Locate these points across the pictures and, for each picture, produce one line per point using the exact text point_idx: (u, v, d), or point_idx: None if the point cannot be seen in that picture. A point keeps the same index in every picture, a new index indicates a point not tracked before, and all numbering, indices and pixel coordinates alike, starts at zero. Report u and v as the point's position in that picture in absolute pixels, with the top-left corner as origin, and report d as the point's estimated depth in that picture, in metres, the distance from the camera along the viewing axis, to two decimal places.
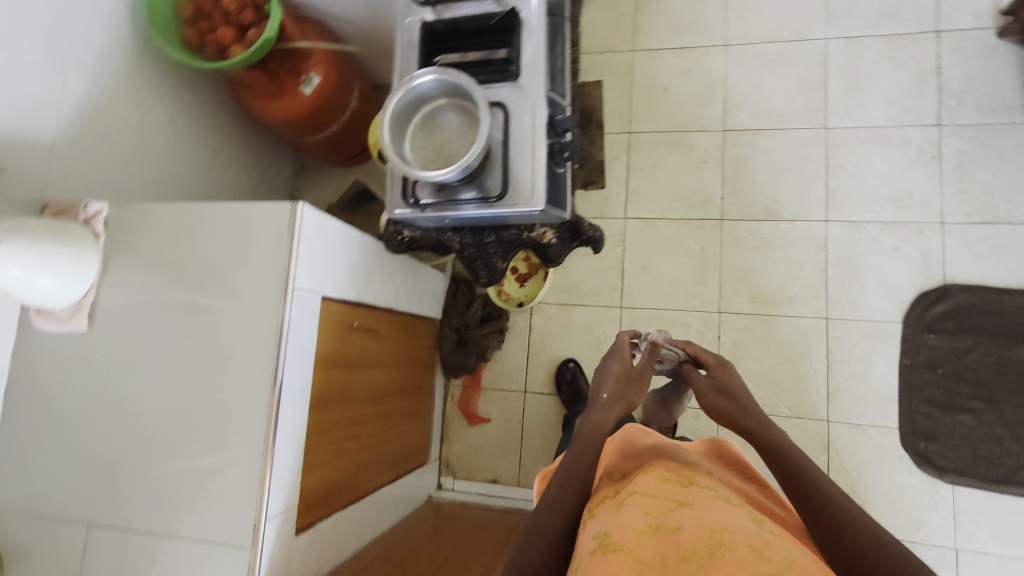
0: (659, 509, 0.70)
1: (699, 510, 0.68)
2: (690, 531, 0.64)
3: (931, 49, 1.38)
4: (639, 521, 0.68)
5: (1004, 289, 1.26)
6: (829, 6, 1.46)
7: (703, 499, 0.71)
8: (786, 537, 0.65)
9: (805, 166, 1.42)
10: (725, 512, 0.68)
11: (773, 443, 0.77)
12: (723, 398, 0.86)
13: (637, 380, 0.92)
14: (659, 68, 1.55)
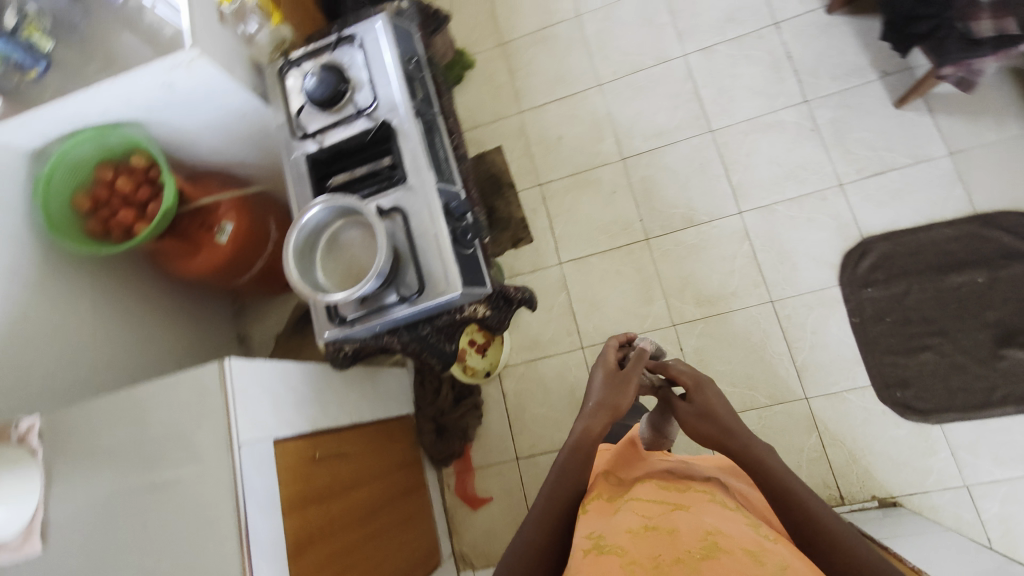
0: (655, 512, 0.70)
1: (694, 514, 0.68)
2: (685, 532, 0.64)
3: (776, 39, 1.52)
4: (633, 523, 0.68)
5: (915, 228, 1.33)
6: (677, 27, 1.60)
7: (699, 504, 0.71)
8: (783, 544, 0.64)
9: (705, 169, 1.51)
10: (721, 517, 0.67)
11: (757, 457, 0.77)
12: (703, 418, 0.86)
13: (621, 384, 0.91)
14: (548, 121, 1.65)
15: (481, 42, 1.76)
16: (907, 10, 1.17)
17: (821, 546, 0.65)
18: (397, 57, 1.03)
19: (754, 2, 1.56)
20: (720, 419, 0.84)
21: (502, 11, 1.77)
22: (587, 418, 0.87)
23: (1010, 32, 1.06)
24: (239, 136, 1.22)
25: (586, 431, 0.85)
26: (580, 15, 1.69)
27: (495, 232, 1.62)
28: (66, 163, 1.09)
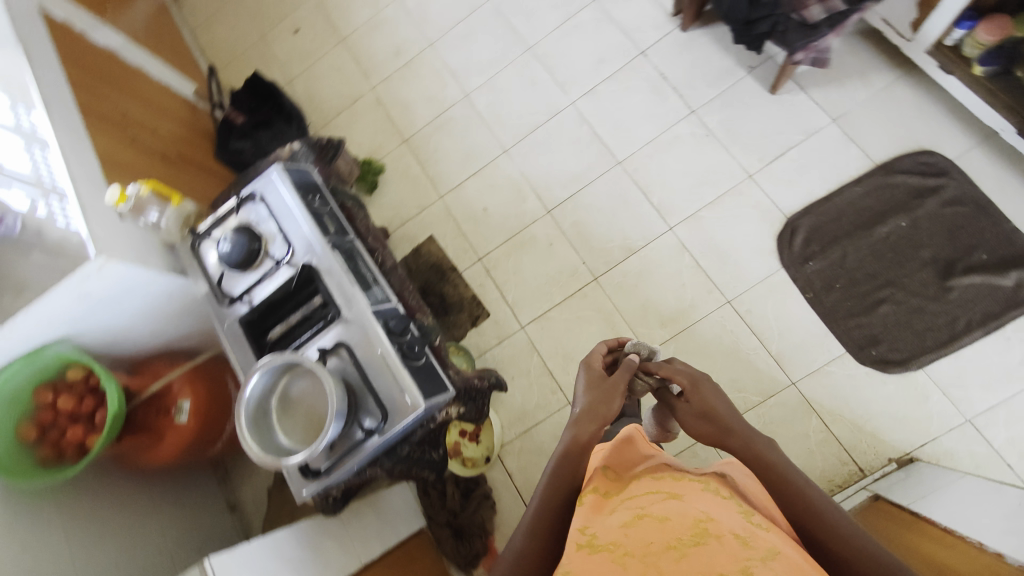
0: (648, 504, 0.68)
1: (687, 503, 0.67)
2: (676, 519, 0.63)
3: (647, 65, 1.63)
4: (625, 516, 0.66)
5: (830, 195, 1.40)
6: (558, 80, 1.70)
7: (692, 493, 0.70)
8: (775, 530, 0.64)
9: (626, 198, 1.57)
10: (713, 506, 0.67)
11: (760, 454, 0.74)
12: (700, 417, 0.82)
13: (607, 390, 0.84)
14: (469, 197, 1.71)
15: (385, 144, 1.83)
16: (744, 19, 1.28)
17: (813, 533, 0.65)
18: (300, 200, 1.06)
19: (617, 39, 1.67)
20: (721, 418, 0.79)
21: (396, 111, 1.85)
22: (574, 426, 0.80)
23: (836, 8, 1.16)
24: (172, 313, 1.21)
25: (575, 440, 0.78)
26: (467, 95, 1.78)
27: (451, 316, 1.62)
28: (3, 397, 1.05)
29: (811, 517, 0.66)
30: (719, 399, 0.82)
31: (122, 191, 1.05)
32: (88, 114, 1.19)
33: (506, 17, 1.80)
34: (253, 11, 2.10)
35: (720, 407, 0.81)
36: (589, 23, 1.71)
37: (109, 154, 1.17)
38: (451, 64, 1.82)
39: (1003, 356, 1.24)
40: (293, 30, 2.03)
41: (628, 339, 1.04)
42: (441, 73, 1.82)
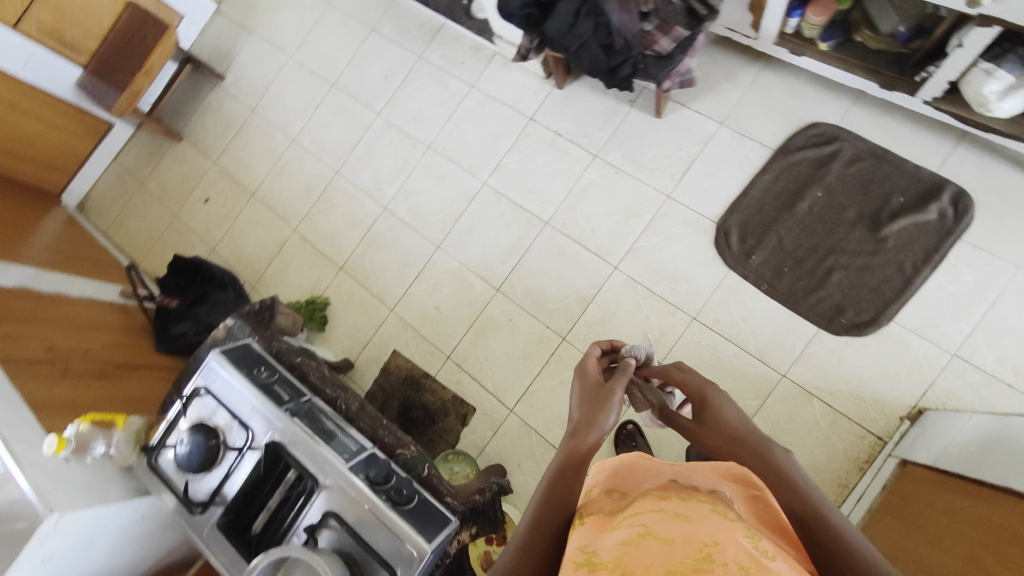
0: (650, 521, 0.61)
1: (692, 522, 0.58)
2: (680, 539, 0.56)
3: (539, 128, 1.70)
4: (626, 535, 0.59)
5: (745, 190, 1.46)
6: (464, 167, 1.76)
7: (697, 510, 0.61)
8: (785, 559, 0.56)
9: (564, 252, 1.59)
10: (722, 526, 0.58)
11: (775, 467, 0.71)
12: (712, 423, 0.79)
13: (606, 397, 0.78)
14: (418, 301, 1.70)
15: (323, 277, 1.83)
16: (607, 72, 1.37)
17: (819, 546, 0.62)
18: (245, 378, 1.03)
19: (504, 113, 1.75)
20: (732, 427, 0.77)
21: (323, 243, 1.86)
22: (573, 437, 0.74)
23: (681, 35, 1.27)
24: (150, 534, 1.14)
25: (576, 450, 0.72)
26: (385, 206, 1.82)
27: (439, 422, 1.58)
28: None
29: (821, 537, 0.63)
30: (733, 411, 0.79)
31: (60, 436, 0.99)
32: (10, 365, 1.16)
33: (397, 127, 1.87)
34: (159, 195, 2.13)
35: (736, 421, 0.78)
36: (474, 108, 1.79)
37: (40, 398, 1.13)
38: (361, 184, 1.87)
39: (960, 284, 1.26)
40: (202, 200, 2.06)
41: (625, 345, 1.00)
42: (354, 195, 1.87)
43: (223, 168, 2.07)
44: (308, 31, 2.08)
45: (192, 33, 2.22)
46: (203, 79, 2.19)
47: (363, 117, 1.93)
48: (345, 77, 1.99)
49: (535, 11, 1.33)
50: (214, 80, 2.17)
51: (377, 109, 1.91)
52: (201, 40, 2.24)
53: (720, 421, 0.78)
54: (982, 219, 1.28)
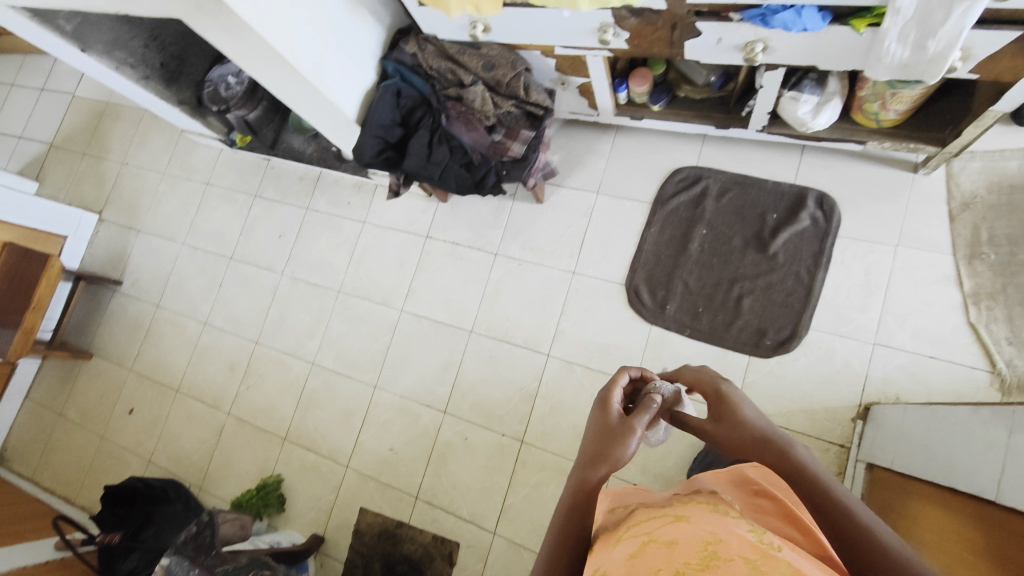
0: (653, 529, 0.57)
1: (694, 521, 0.56)
2: (685, 542, 0.53)
3: (437, 242, 1.74)
4: (631, 547, 0.55)
5: (639, 247, 1.53)
6: (378, 300, 1.76)
7: (698, 510, 0.59)
8: (792, 549, 0.53)
9: (496, 355, 1.59)
10: (723, 522, 0.56)
11: (801, 467, 0.63)
12: (731, 427, 0.69)
13: (621, 432, 0.68)
14: (371, 446, 1.65)
15: (270, 453, 1.75)
16: (478, 185, 1.42)
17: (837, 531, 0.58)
18: None
19: (401, 238, 1.79)
20: (750, 429, 0.68)
21: (261, 418, 1.79)
22: (585, 470, 0.67)
23: (528, 137, 1.35)
24: None
25: (587, 483, 0.66)
26: (313, 361, 1.78)
27: (427, 570, 1.49)
28: None
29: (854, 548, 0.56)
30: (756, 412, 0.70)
31: None
32: None
33: (303, 280, 1.87)
34: (81, 420, 2.02)
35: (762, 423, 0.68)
36: (371, 242, 1.82)
37: None
38: (283, 346, 1.84)
39: (853, 276, 1.33)
40: (127, 411, 1.97)
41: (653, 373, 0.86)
42: (280, 358, 1.83)
43: (141, 372, 2.00)
44: (194, 215, 2.10)
45: (81, 248, 2.20)
46: (101, 289, 2.15)
47: (268, 280, 1.92)
48: (241, 246, 2.00)
49: (392, 153, 1.41)
50: (112, 287, 2.13)
51: (279, 268, 1.92)
52: (91, 253, 2.22)
53: (744, 426, 0.68)
54: (849, 213, 1.37)
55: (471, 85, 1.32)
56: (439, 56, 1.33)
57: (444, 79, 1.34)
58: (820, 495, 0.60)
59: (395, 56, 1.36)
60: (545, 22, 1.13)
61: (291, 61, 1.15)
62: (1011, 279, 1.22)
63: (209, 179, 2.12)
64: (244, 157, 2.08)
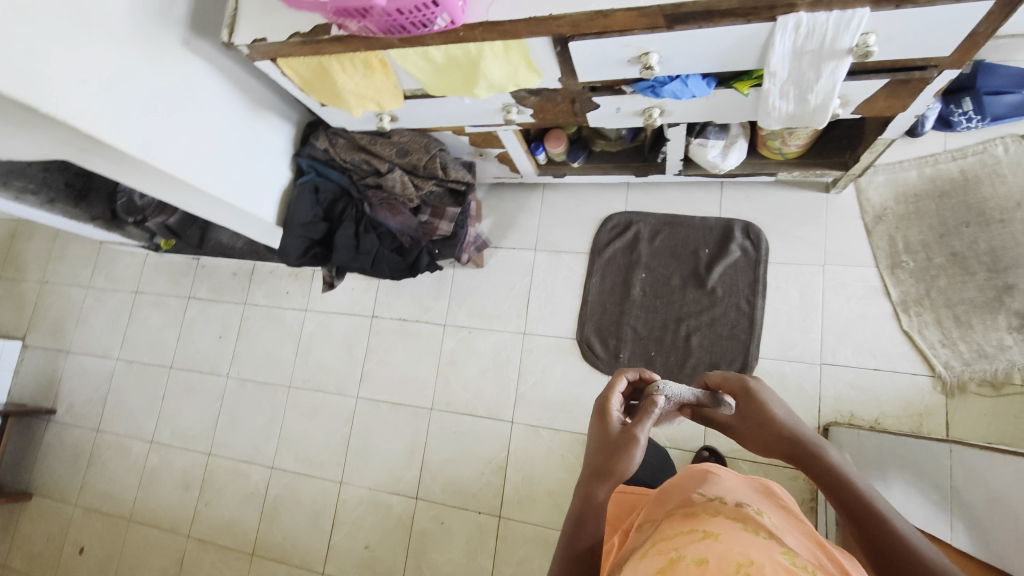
0: (681, 546, 0.59)
1: (723, 540, 0.58)
2: (714, 558, 0.54)
3: (384, 320, 1.70)
4: (656, 563, 0.57)
5: (583, 299, 1.53)
6: (332, 389, 1.70)
7: (726, 529, 0.61)
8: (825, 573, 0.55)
9: (460, 431, 1.55)
10: (752, 545, 0.57)
11: (833, 471, 0.61)
12: (760, 427, 0.68)
13: (620, 443, 0.66)
14: (346, 547, 1.57)
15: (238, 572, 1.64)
16: (412, 267, 1.39)
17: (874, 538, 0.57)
18: None
19: (346, 322, 1.74)
20: (781, 430, 0.66)
21: (224, 536, 1.69)
22: (589, 485, 0.66)
23: (454, 214, 1.34)
24: None
25: (592, 498, 0.65)
26: (273, 465, 1.70)
27: None
28: None
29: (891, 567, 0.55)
30: (789, 411, 0.68)
31: None
32: None
33: (251, 380, 1.80)
34: (26, 569, 1.86)
35: (794, 423, 0.66)
36: (316, 330, 1.77)
37: None
38: (239, 454, 1.74)
39: (790, 300, 1.37)
40: (77, 550, 1.82)
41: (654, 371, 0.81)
42: (237, 466, 1.73)
43: (87, 506, 1.86)
44: (126, 326, 2.00)
45: (5, 381, 2.05)
46: (34, 422, 2.00)
47: (214, 385, 1.83)
48: (180, 353, 1.90)
49: (320, 249, 1.38)
50: (45, 417, 1.99)
51: (224, 371, 1.83)
52: (18, 383, 2.07)
53: (772, 427, 0.66)
54: (775, 240, 1.41)
55: (388, 172, 1.30)
56: (350, 148, 1.32)
57: (360, 169, 1.32)
58: (854, 504, 0.59)
59: (307, 152, 1.34)
60: (448, 108, 1.14)
61: (217, 195, 1.17)
62: (931, 285, 1.28)
63: (137, 287, 2.02)
64: (171, 259, 2.00)
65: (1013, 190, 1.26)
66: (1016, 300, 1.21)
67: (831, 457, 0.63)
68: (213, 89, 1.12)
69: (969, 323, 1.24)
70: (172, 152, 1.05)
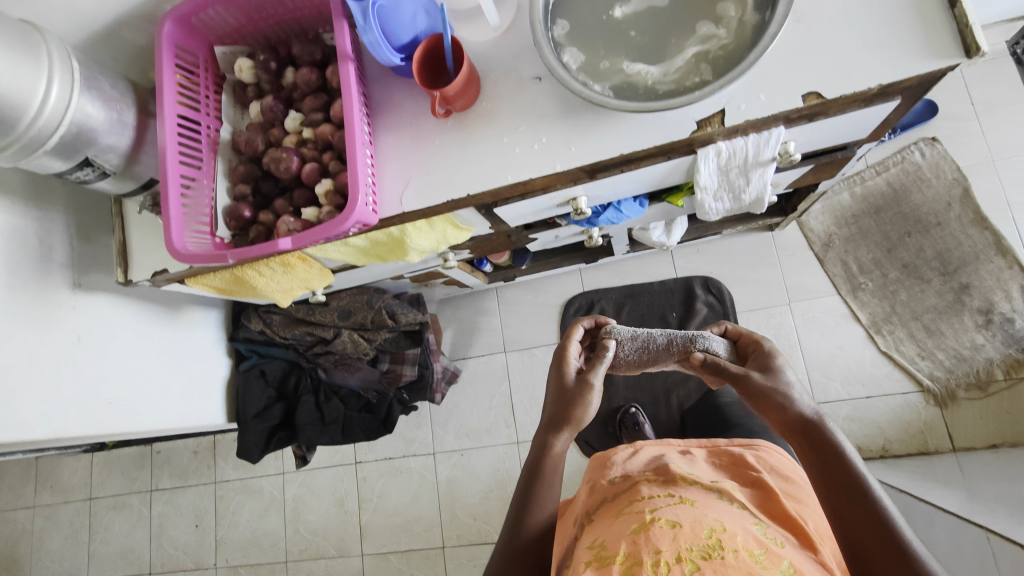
0: (657, 509, 0.70)
1: (698, 508, 0.68)
2: (688, 526, 0.64)
3: (369, 464, 1.60)
4: (633, 524, 0.67)
5: None
6: (334, 552, 1.58)
7: (703, 497, 0.72)
8: (791, 545, 0.65)
9: (480, 564, 1.46)
10: (724, 514, 0.68)
11: (839, 457, 0.59)
12: (762, 403, 0.64)
13: (572, 396, 0.71)
14: None
15: None
16: (384, 421, 1.28)
17: (862, 529, 0.56)
18: None
19: (329, 475, 1.62)
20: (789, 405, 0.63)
21: None
22: (547, 435, 0.72)
23: (416, 355, 1.26)
24: None
25: (548, 449, 0.71)
26: None
27: None
28: None
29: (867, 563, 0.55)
30: (800, 392, 0.64)
31: None
32: None
33: (242, 565, 1.65)
34: None
35: (800, 406, 0.63)
36: (300, 492, 1.64)
37: None
38: None
39: None
40: None
41: (609, 318, 0.85)
42: None
43: None
44: (88, 541, 1.80)
45: None
46: None
47: None
48: (158, 553, 1.73)
49: (281, 432, 1.26)
50: None
51: (212, 561, 1.68)
52: None
53: (776, 405, 0.63)
54: (736, 289, 1.41)
55: (335, 337, 1.22)
56: (288, 323, 1.22)
57: (304, 341, 1.22)
58: (851, 494, 0.57)
59: (243, 334, 1.23)
60: (383, 268, 1.07)
61: (143, 428, 1.03)
62: (894, 300, 1.30)
63: (89, 493, 1.82)
64: (121, 452, 1.81)
65: (940, 192, 1.30)
66: (975, 298, 1.24)
67: (835, 444, 0.59)
68: (111, 331, 0.99)
69: (939, 330, 1.26)
70: (81, 417, 0.92)
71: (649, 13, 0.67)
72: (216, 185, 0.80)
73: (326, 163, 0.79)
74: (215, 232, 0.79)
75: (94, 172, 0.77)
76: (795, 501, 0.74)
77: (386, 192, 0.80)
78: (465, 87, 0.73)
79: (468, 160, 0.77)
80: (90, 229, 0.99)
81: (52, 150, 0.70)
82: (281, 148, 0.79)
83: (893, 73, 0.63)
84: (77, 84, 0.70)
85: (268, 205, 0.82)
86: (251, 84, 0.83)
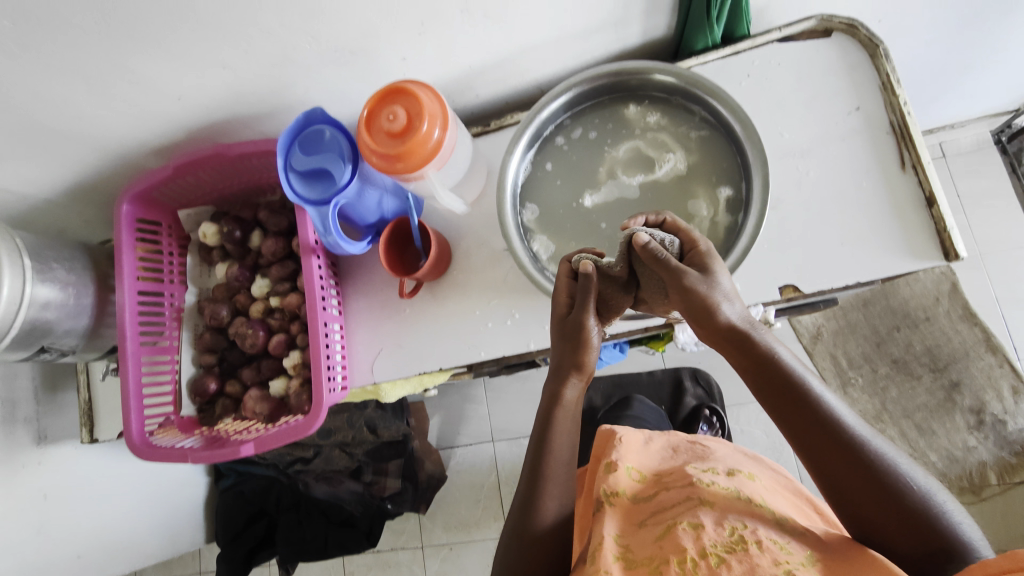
0: (676, 512, 0.61)
1: (719, 509, 0.59)
2: (708, 526, 0.56)
3: (356, 558, 1.56)
4: (658, 531, 0.59)
5: None
6: None
7: (725, 495, 0.61)
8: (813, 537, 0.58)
9: None
10: (745, 511, 0.59)
11: (794, 379, 0.51)
12: (694, 315, 0.53)
13: (571, 343, 0.58)
14: None
15: None
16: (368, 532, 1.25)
17: (841, 479, 0.49)
18: None
19: (316, 568, 1.58)
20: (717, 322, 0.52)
21: None
22: (556, 382, 0.60)
23: (398, 465, 1.23)
24: None
25: (558, 399, 0.59)
26: None
27: None
28: None
29: (860, 515, 0.49)
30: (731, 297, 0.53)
31: None
32: None
33: None
34: None
35: (730, 314, 0.52)
36: None
37: None
38: None
39: (759, 443, 1.33)
40: None
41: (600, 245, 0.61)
42: None
43: None
44: None
45: None
46: None
47: None
48: None
49: (260, 551, 1.22)
50: None
51: None
52: None
53: (701, 313, 0.52)
54: (726, 381, 1.38)
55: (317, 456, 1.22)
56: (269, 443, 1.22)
57: (284, 459, 1.21)
58: (827, 433, 0.49)
59: None
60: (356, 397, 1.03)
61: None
62: (885, 398, 1.27)
63: None
64: None
65: (928, 286, 1.27)
66: (966, 396, 1.23)
67: (769, 353, 0.52)
68: (80, 482, 0.95)
69: (932, 429, 1.24)
70: None
71: (619, 202, 0.65)
72: (181, 357, 0.78)
73: (294, 333, 0.76)
74: (179, 410, 0.76)
75: (53, 353, 0.74)
76: (824, 513, 0.68)
77: (355, 361, 0.77)
78: (437, 259, 0.70)
79: (440, 330, 0.74)
80: (54, 374, 0.95)
81: (6, 348, 0.67)
82: (248, 320, 0.77)
83: (873, 272, 0.61)
84: (31, 278, 0.68)
85: (235, 373, 0.79)
86: (217, 247, 0.81)
